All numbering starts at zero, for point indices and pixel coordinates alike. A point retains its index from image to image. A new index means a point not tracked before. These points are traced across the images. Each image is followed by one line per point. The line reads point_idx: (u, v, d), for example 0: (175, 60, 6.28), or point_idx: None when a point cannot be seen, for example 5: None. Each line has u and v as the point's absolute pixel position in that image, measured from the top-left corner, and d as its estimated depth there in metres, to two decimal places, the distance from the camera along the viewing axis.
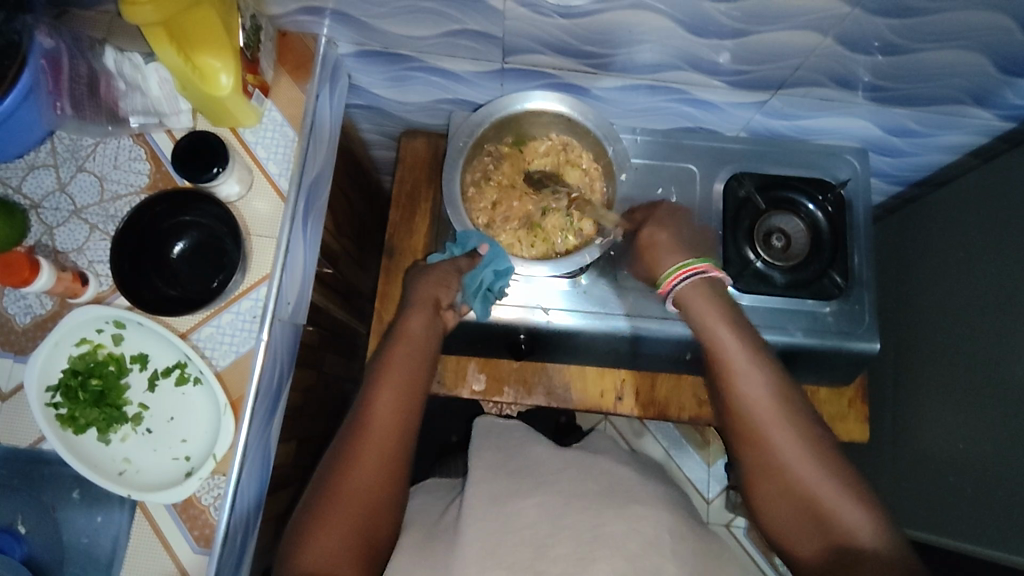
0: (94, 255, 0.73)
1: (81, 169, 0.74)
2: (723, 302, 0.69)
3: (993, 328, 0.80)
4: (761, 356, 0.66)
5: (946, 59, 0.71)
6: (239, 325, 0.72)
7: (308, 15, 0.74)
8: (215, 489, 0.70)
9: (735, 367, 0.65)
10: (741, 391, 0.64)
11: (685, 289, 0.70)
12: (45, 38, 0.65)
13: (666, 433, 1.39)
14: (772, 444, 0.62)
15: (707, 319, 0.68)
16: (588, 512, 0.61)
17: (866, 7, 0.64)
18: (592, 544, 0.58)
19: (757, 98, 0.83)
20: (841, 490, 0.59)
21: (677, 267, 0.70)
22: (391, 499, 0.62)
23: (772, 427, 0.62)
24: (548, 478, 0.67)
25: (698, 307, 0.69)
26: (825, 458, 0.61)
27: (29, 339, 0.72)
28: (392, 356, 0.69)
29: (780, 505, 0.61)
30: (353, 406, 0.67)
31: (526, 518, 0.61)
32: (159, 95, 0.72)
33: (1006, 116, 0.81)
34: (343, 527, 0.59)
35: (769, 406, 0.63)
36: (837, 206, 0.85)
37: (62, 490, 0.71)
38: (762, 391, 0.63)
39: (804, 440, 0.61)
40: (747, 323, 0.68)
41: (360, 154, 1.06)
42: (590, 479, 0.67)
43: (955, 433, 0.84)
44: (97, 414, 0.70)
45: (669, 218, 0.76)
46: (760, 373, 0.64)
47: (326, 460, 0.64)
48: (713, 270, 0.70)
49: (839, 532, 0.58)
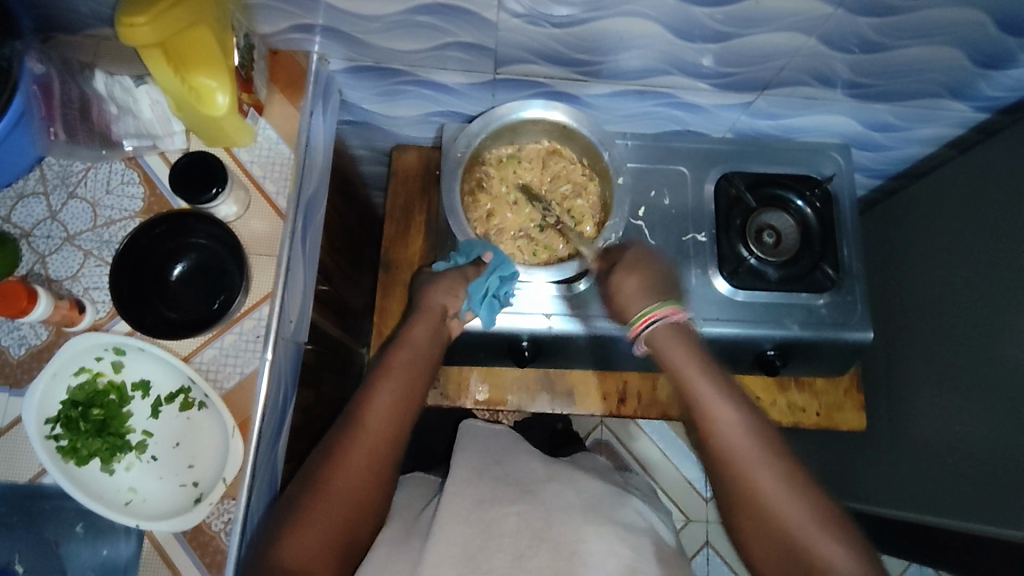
0: (90, 282, 0.71)
1: (72, 196, 0.73)
2: (691, 342, 0.71)
3: (979, 314, 0.83)
4: (734, 395, 0.67)
5: (925, 54, 0.74)
6: (242, 345, 0.71)
7: (299, 33, 0.75)
8: (225, 514, 0.68)
9: (707, 407, 0.67)
10: (718, 434, 0.66)
11: (653, 335, 0.71)
12: (36, 63, 0.65)
13: (662, 434, 1.40)
14: (750, 481, 0.63)
15: (675, 360, 0.70)
16: (576, 520, 0.63)
17: (848, 7, 0.66)
18: (573, 558, 0.59)
19: (742, 100, 0.85)
20: (817, 523, 0.61)
21: (642, 315, 0.71)
22: (377, 498, 0.63)
23: (752, 468, 0.63)
24: (533, 488, 0.68)
25: (668, 346, 0.70)
26: (801, 493, 0.62)
27: (25, 372, 0.70)
28: (392, 360, 0.69)
29: (758, 541, 0.63)
30: (347, 409, 0.66)
31: (506, 526, 0.62)
32: (151, 117, 0.72)
33: (979, 107, 0.84)
34: (320, 525, 0.59)
35: (746, 445, 0.64)
36: (824, 202, 0.87)
37: (65, 524, 0.69)
38: (740, 434, 0.65)
39: (778, 474, 0.63)
40: (713, 360, 0.70)
41: (350, 170, 1.06)
42: (573, 491, 0.69)
43: (947, 414, 0.87)
44: (100, 444, 0.68)
45: (636, 262, 0.74)
46: (736, 415, 0.66)
47: (315, 459, 0.63)
48: (678, 313, 0.71)
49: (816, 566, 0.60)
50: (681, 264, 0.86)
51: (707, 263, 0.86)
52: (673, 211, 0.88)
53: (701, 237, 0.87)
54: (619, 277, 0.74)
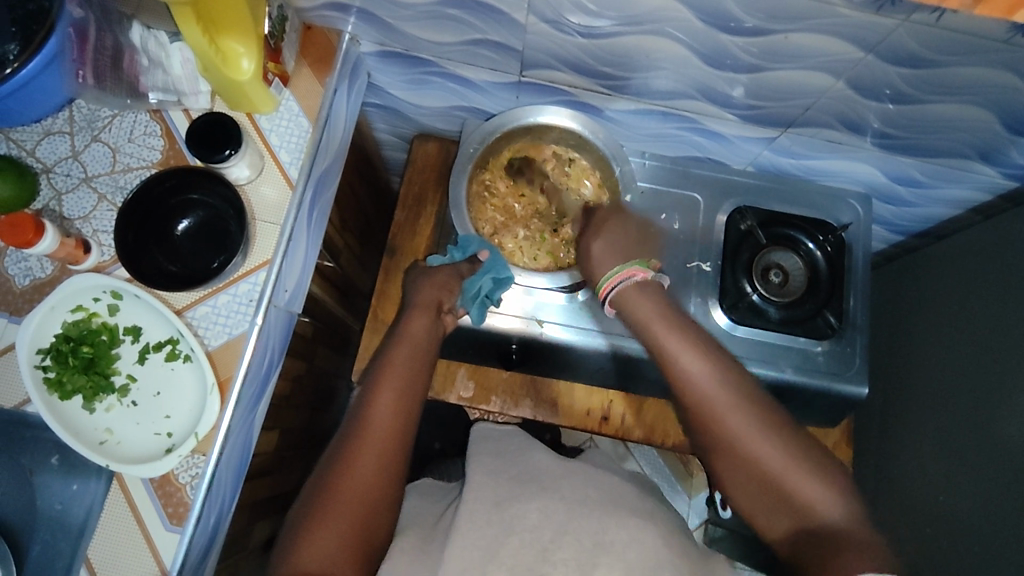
0: (100, 224, 0.73)
1: (95, 139, 0.75)
2: (659, 299, 0.70)
3: (983, 392, 0.80)
4: (703, 345, 0.66)
5: (957, 113, 0.72)
6: (235, 307, 0.73)
7: (333, 11, 0.76)
8: (193, 468, 0.69)
9: (679, 363, 0.65)
10: (690, 385, 0.64)
11: (619, 295, 0.72)
12: (75, 8, 0.65)
13: (650, 459, 1.38)
14: (724, 427, 0.62)
15: (642, 319, 0.69)
16: (591, 518, 0.60)
17: (880, 54, 0.65)
18: (597, 551, 0.57)
19: (765, 135, 0.85)
20: (797, 464, 0.60)
21: (610, 276, 0.72)
22: (392, 499, 0.63)
23: (722, 414, 0.62)
24: (549, 484, 0.65)
25: (634, 305, 0.70)
26: (782, 438, 0.61)
27: (25, 301, 0.72)
28: (393, 357, 0.70)
29: (742, 484, 0.62)
30: (352, 410, 0.67)
31: (527, 521, 0.60)
32: (180, 74, 0.74)
33: (1010, 175, 0.81)
34: (340, 525, 0.59)
35: (714, 392, 0.63)
36: (837, 248, 0.85)
37: (41, 454, 0.72)
38: (709, 379, 0.64)
39: (751, 412, 0.62)
40: (678, 313, 0.69)
41: (372, 153, 1.07)
42: (591, 488, 0.65)
43: (937, 485, 0.85)
44: (85, 381, 0.70)
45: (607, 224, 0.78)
46: (709, 368, 0.64)
47: (325, 461, 0.64)
48: (641, 273, 0.72)
49: (796, 502, 0.59)
50: (680, 290, 0.85)
51: (708, 293, 0.85)
52: (682, 235, 0.87)
53: (706, 266, 0.86)
54: (588, 241, 0.77)
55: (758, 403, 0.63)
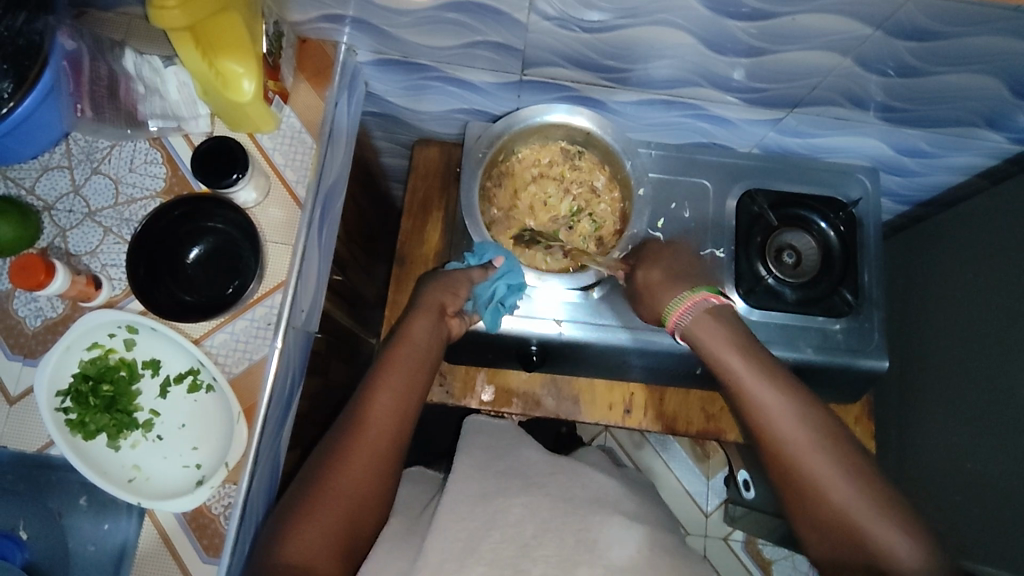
0: (108, 258, 0.72)
1: (95, 172, 0.73)
2: (731, 326, 0.69)
3: (993, 365, 0.82)
4: (787, 385, 0.65)
5: (964, 82, 0.72)
6: (253, 331, 0.72)
7: (329, 22, 0.74)
8: (225, 498, 0.68)
9: (751, 397, 0.65)
10: (765, 417, 0.64)
11: (690, 322, 0.71)
12: (66, 39, 0.65)
13: (666, 445, 1.39)
14: (802, 464, 0.61)
15: (719, 349, 0.68)
16: (574, 514, 0.62)
17: (887, 29, 0.65)
18: (579, 547, 0.58)
19: (772, 116, 0.84)
20: (876, 507, 0.59)
21: (679, 303, 0.72)
22: (382, 496, 0.62)
23: (801, 455, 0.62)
24: (537, 479, 0.66)
25: (705, 333, 0.69)
26: (860, 477, 0.60)
27: (39, 343, 0.71)
28: (391, 357, 0.68)
29: (817, 526, 0.61)
30: (348, 406, 0.66)
31: (509, 517, 0.60)
32: (177, 99, 0.72)
33: (1016, 139, 0.82)
34: (330, 525, 0.58)
35: (796, 433, 0.63)
36: (849, 226, 0.85)
37: (68, 496, 0.70)
38: (791, 419, 0.63)
39: (830, 452, 0.61)
40: (754, 345, 0.68)
41: (371, 161, 1.06)
42: (578, 485, 0.67)
43: (963, 453, 0.85)
44: (107, 419, 0.69)
45: (658, 254, 0.78)
46: (785, 402, 0.64)
47: (314, 459, 0.63)
48: (713, 298, 0.71)
49: (874, 549, 0.58)
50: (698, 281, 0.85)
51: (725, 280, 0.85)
52: (693, 223, 0.87)
53: (720, 253, 0.86)
54: (645, 271, 0.76)
55: (834, 444, 0.62)
